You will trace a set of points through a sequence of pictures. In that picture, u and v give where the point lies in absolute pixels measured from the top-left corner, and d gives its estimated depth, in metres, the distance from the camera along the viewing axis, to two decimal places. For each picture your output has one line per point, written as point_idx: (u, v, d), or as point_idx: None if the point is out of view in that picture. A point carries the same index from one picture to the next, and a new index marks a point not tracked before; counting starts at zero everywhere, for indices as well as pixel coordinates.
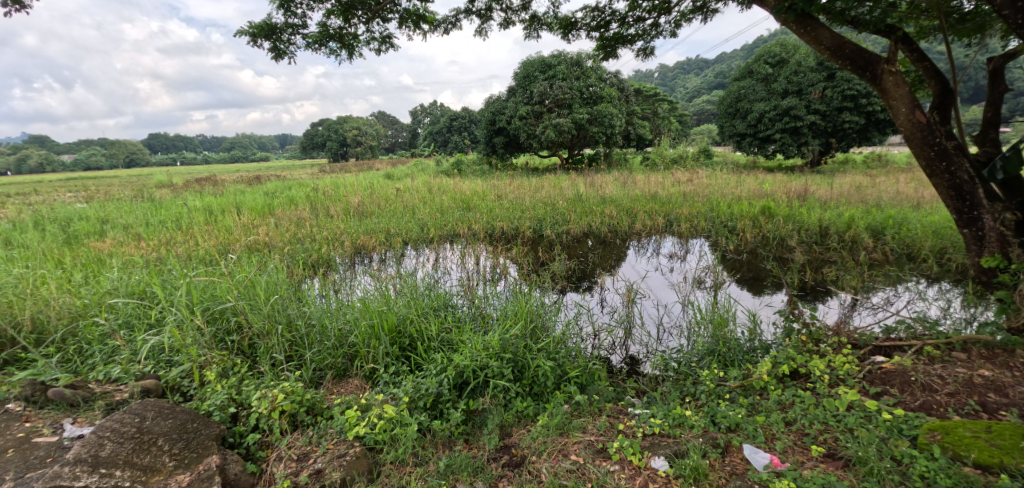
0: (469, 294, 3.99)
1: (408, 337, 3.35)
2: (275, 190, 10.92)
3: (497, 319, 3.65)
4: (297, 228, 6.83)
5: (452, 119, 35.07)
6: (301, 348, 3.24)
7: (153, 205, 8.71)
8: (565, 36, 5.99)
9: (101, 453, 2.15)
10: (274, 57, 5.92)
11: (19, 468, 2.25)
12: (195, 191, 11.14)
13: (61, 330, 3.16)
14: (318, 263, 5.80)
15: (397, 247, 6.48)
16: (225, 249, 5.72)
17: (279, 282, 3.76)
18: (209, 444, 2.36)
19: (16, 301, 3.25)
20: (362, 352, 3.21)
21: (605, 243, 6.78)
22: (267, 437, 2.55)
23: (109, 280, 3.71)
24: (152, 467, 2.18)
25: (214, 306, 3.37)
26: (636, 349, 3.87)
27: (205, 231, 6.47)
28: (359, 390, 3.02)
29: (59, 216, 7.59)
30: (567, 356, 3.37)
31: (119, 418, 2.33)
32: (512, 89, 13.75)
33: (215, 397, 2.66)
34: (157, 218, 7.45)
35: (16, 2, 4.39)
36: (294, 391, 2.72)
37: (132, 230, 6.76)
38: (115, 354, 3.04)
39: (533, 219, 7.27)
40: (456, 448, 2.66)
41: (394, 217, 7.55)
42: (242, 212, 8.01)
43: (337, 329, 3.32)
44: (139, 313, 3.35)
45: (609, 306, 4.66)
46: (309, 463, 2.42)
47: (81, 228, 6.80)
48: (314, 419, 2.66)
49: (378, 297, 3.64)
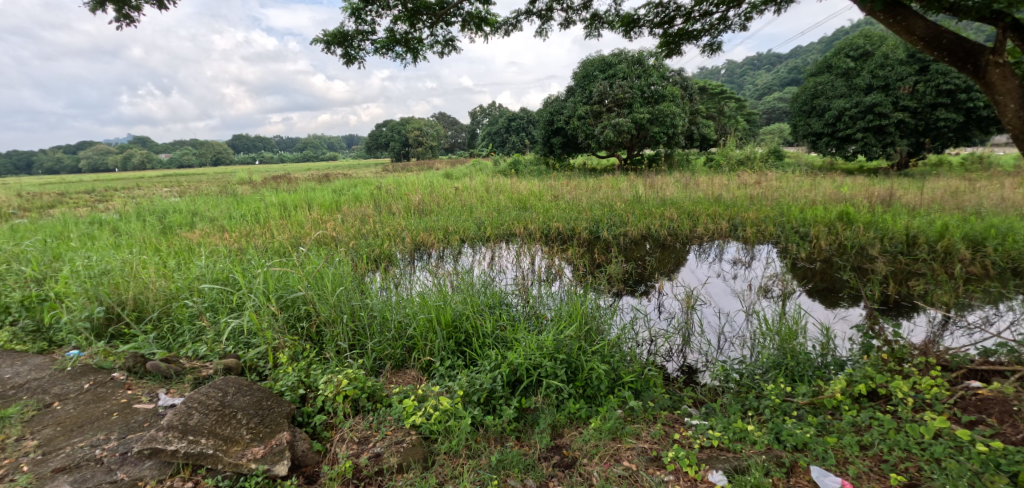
0: (525, 295, 4.04)
1: (464, 333, 3.43)
2: (342, 187, 11.55)
3: (551, 320, 3.66)
4: (362, 224, 7.16)
5: (511, 120, 35.50)
6: (363, 338, 3.39)
7: (236, 200, 9.48)
8: (626, 34, 5.88)
9: (189, 422, 2.31)
10: (345, 62, 6.24)
11: (122, 429, 2.44)
12: (271, 188, 11.97)
13: (157, 310, 3.52)
14: (381, 257, 6.05)
15: (455, 245, 6.63)
16: (297, 242, 6.11)
17: (344, 274, 3.96)
18: (281, 421, 2.47)
19: (122, 283, 3.66)
20: (420, 345, 3.32)
21: (664, 246, 6.60)
22: (332, 419, 2.68)
23: (198, 268, 4.07)
24: (231, 438, 2.30)
25: (286, 294, 3.61)
26: (694, 358, 3.74)
27: (280, 225, 6.93)
28: (415, 381, 3.11)
29: (156, 209, 8.41)
30: (621, 360, 3.32)
31: (205, 392, 2.51)
32: (571, 89, 13.68)
33: (287, 378, 2.84)
34: (239, 212, 8.06)
35: (124, 16, 4.90)
36: (357, 377, 2.85)
37: (218, 222, 7.38)
38: (200, 334, 3.33)
39: (589, 220, 7.19)
40: (507, 444, 2.67)
41: (452, 215, 7.73)
42: (312, 207, 8.53)
43: (396, 320, 3.46)
44: (222, 297, 3.65)
45: (666, 311, 4.53)
46: (368, 447, 2.51)
47: (175, 220, 7.50)
48: (374, 405, 2.77)
49: (436, 292, 3.76)
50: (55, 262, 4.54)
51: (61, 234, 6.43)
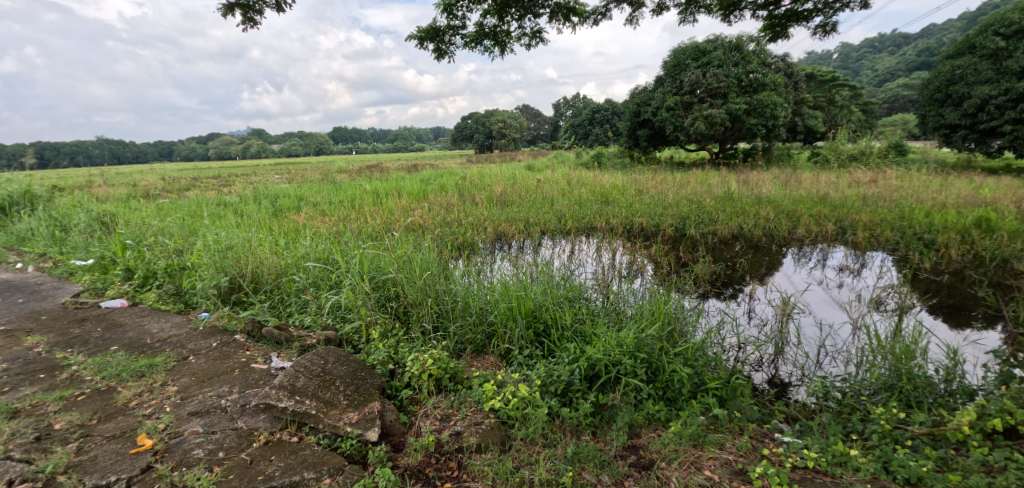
0: (605, 290, 3.98)
1: (543, 323, 3.46)
2: (429, 177, 12.06)
3: (631, 318, 3.56)
4: (447, 213, 7.43)
5: (595, 111, 34.88)
6: (447, 321, 3.54)
7: (336, 187, 10.27)
8: (725, 18, 5.51)
9: (296, 383, 2.49)
10: (437, 58, 6.49)
11: (242, 384, 2.73)
12: (366, 177, 12.81)
13: (270, 283, 3.93)
14: (464, 245, 6.25)
15: (535, 237, 6.66)
16: (388, 227, 6.49)
17: (430, 260, 4.14)
18: (373, 392, 2.62)
19: (242, 258, 4.13)
20: (500, 332, 3.39)
21: (758, 247, 6.16)
22: (417, 394, 2.82)
23: (304, 247, 4.47)
24: (331, 402, 2.45)
25: (378, 275, 3.85)
26: (787, 370, 3.47)
27: (373, 211, 7.40)
28: (494, 366, 3.20)
29: (270, 193, 9.35)
30: (705, 365, 3.15)
31: (309, 358, 2.70)
32: (661, 79, 13.12)
33: (378, 353, 3.05)
34: (338, 198, 8.73)
35: (248, 20, 5.46)
36: (441, 358, 2.97)
37: (320, 206, 8.05)
38: (305, 307, 3.69)
39: (675, 217, 6.88)
40: (583, 437, 2.65)
41: (533, 207, 7.79)
42: (402, 195, 9.01)
43: (477, 307, 3.57)
44: (324, 275, 3.99)
45: (757, 317, 4.23)
46: (449, 425, 2.60)
47: (285, 203, 8.29)
48: (456, 385, 2.88)
49: (516, 282, 3.82)
50: (189, 236, 5.23)
51: (195, 213, 7.37)
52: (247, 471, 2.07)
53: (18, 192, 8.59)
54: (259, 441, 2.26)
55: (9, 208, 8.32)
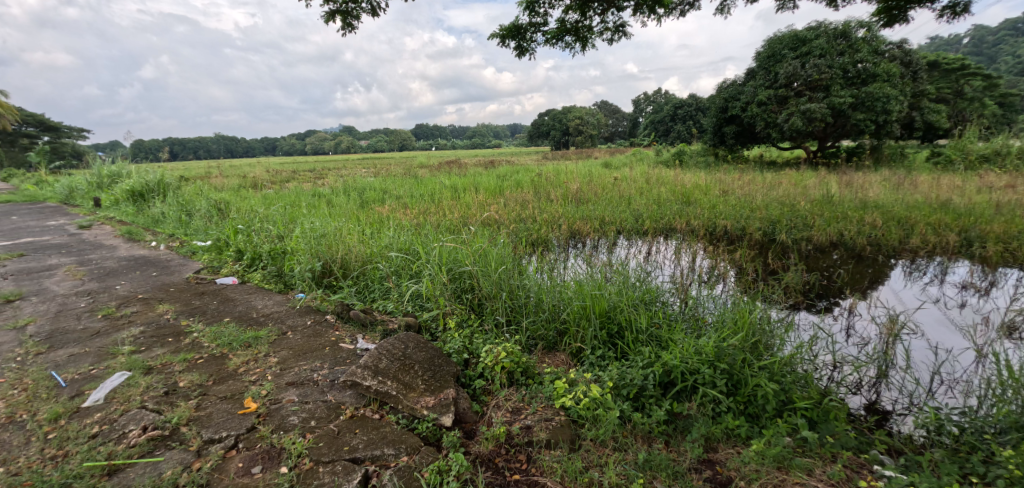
0: (684, 296, 3.81)
1: (617, 325, 3.38)
2: (506, 173, 12.23)
3: (712, 326, 3.38)
4: (522, 209, 7.50)
5: (678, 107, 33.43)
6: (520, 315, 3.58)
7: (417, 181, 10.73)
8: (830, 3, 5.04)
9: (379, 365, 2.64)
10: (517, 55, 6.54)
11: (332, 360, 2.95)
12: (445, 172, 13.26)
13: (357, 270, 4.20)
14: (538, 242, 6.28)
15: (610, 236, 6.53)
16: (465, 221, 6.68)
17: (505, 255, 4.19)
18: (449, 378, 2.69)
19: (334, 245, 4.45)
20: (572, 331, 3.37)
21: (860, 256, 5.59)
22: (490, 385, 2.87)
23: (388, 237, 4.72)
24: (410, 385, 2.56)
25: (455, 267, 3.97)
26: (891, 397, 3.11)
27: (452, 205, 7.65)
28: (565, 364, 3.18)
29: (358, 186, 9.99)
30: (794, 383, 2.91)
31: (391, 342, 2.84)
32: (753, 72, 12.28)
33: (454, 342, 3.15)
34: (419, 191, 9.12)
35: (345, 24, 5.84)
36: (514, 352, 3.00)
37: (403, 199, 8.47)
38: (387, 293, 3.91)
39: (764, 220, 6.42)
40: (655, 445, 2.55)
41: (609, 205, 7.64)
42: (479, 190, 9.23)
43: (551, 304, 3.58)
44: (405, 264, 4.18)
45: (857, 335, 3.84)
46: (520, 418, 2.62)
47: (371, 196, 8.81)
48: (527, 380, 2.90)
49: (590, 281, 3.77)
50: (289, 223, 5.73)
51: (293, 203, 8.07)
52: (335, 441, 2.21)
53: (153, 181, 9.88)
54: (346, 415, 2.42)
55: (146, 195, 9.60)
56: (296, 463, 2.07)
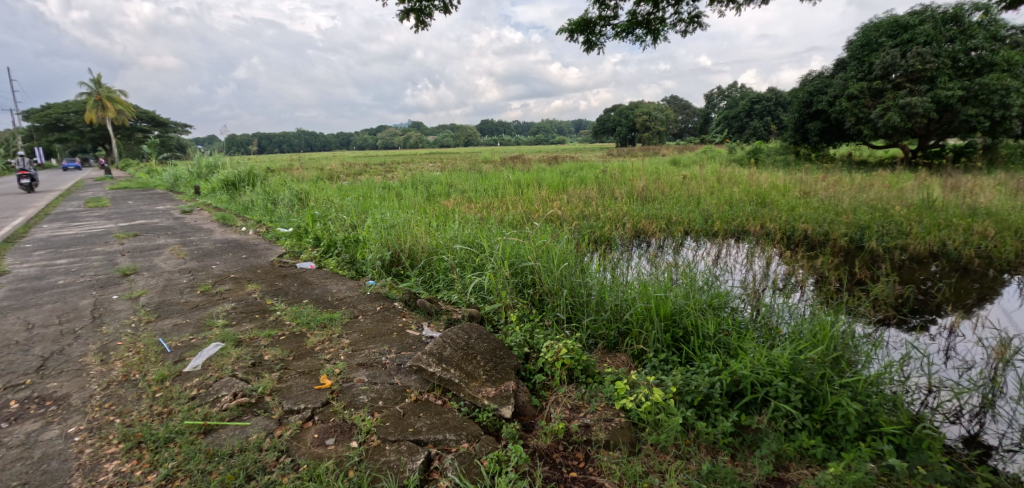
0: (756, 303, 3.60)
1: (682, 329, 3.25)
2: (570, 170, 12.12)
3: (787, 337, 3.16)
4: (585, 206, 7.42)
5: (755, 102, 31.53)
6: (581, 313, 3.55)
7: (481, 176, 10.90)
8: None
9: (444, 353, 2.72)
10: (585, 50, 6.46)
11: (399, 345, 3.09)
12: (508, 167, 13.38)
13: (423, 260, 4.36)
14: (601, 240, 6.18)
15: (677, 237, 6.29)
16: (528, 217, 6.71)
17: (568, 252, 4.16)
18: (509, 371, 2.73)
19: (403, 236, 4.64)
20: (634, 332, 3.28)
21: (965, 269, 5.01)
22: (549, 381, 2.87)
23: (453, 230, 4.84)
24: (472, 374, 2.62)
25: (518, 262, 4.00)
26: (998, 431, 2.76)
27: (514, 201, 7.71)
28: (625, 366, 3.11)
29: (425, 180, 10.32)
30: (880, 405, 2.65)
31: (456, 331, 2.93)
32: (844, 63, 11.35)
33: (515, 336, 3.18)
34: (483, 186, 9.26)
35: (418, 22, 6.03)
36: (574, 349, 2.97)
37: (467, 193, 8.65)
38: (451, 284, 4.03)
39: (851, 225, 5.93)
40: (719, 457, 2.42)
41: (677, 205, 7.36)
42: (542, 186, 9.23)
43: (613, 303, 3.51)
44: (469, 257, 4.27)
45: (959, 359, 3.45)
46: (578, 416, 2.59)
47: (437, 189, 9.07)
48: (587, 378, 2.87)
49: (655, 282, 3.66)
50: (361, 213, 6.03)
51: (365, 194, 8.49)
52: (400, 422, 2.31)
53: (244, 171, 10.76)
54: (410, 398, 2.52)
55: (238, 184, 10.48)
56: (365, 438, 2.18)
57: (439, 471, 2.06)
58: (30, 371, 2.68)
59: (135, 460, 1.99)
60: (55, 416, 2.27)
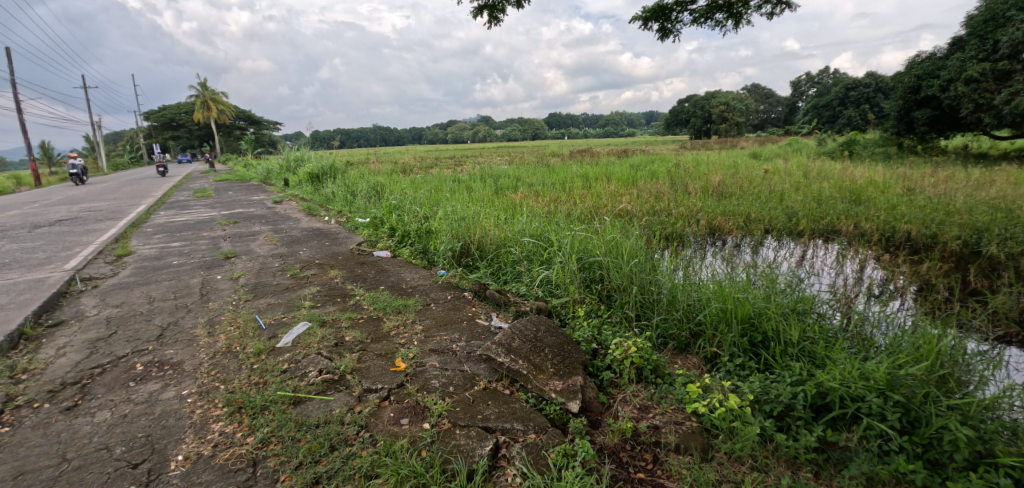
0: (848, 311, 3.30)
1: (761, 333, 3.05)
2: (640, 163, 11.77)
3: (884, 349, 2.87)
4: (656, 201, 7.18)
5: (850, 89, 28.82)
6: (650, 312, 3.45)
7: (549, 169, 10.86)
8: None
9: (512, 344, 2.76)
10: (660, 37, 6.22)
11: (469, 334, 3.17)
12: (576, 161, 13.23)
13: (492, 252, 4.44)
14: (672, 236, 5.96)
15: (757, 235, 5.93)
16: (596, 211, 6.60)
17: (638, 248, 4.05)
18: (577, 366, 2.71)
19: (472, 228, 4.74)
20: (708, 334, 3.13)
21: None
22: (617, 379, 2.82)
23: (521, 223, 4.88)
24: (540, 367, 2.63)
25: (586, 257, 3.96)
26: None
27: (582, 194, 7.63)
28: (697, 368, 2.98)
29: (494, 173, 10.47)
30: (999, 433, 2.32)
31: (524, 323, 2.96)
32: (961, 42, 10.06)
33: (583, 331, 3.16)
34: (550, 180, 9.24)
35: (491, 18, 6.09)
36: (644, 348, 2.90)
37: (534, 187, 8.66)
38: (519, 277, 4.07)
39: (965, 226, 5.27)
40: (800, 473, 2.24)
41: (757, 201, 6.93)
42: (611, 180, 9.04)
43: (685, 303, 3.38)
44: (536, 250, 4.29)
45: None
46: (647, 416, 2.53)
47: (505, 183, 9.17)
48: (657, 379, 2.79)
49: (733, 283, 3.47)
50: (433, 205, 6.25)
51: (437, 187, 8.78)
52: (470, 408, 2.38)
53: (327, 165, 11.49)
54: (479, 386, 2.59)
55: (321, 176, 11.21)
56: (437, 421, 2.27)
57: (506, 458, 2.10)
58: (152, 338, 3.05)
59: (237, 422, 2.21)
60: (172, 379, 2.57)
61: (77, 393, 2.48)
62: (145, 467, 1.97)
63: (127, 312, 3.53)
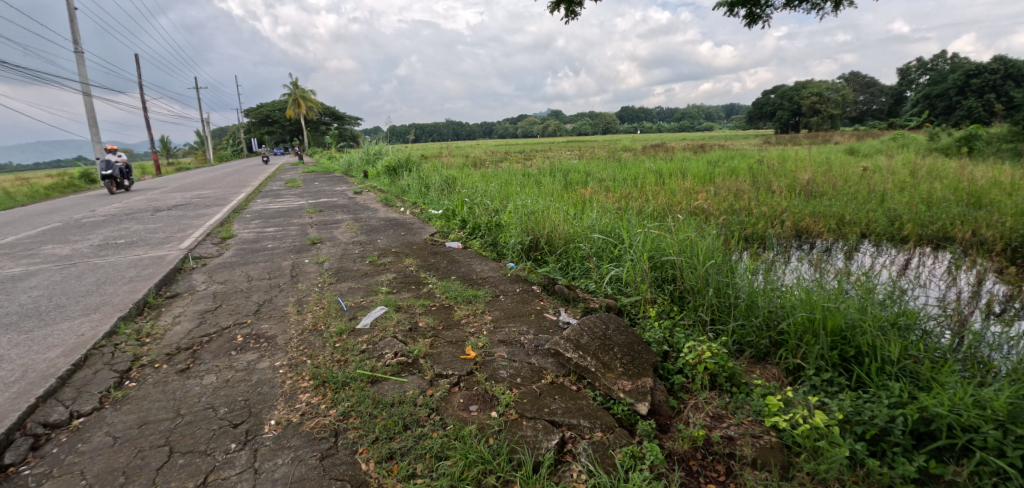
0: (960, 330, 2.93)
1: (854, 347, 2.78)
2: (719, 159, 11.17)
3: (1005, 376, 2.51)
4: (735, 199, 6.79)
5: (972, 76, 25.46)
6: (726, 316, 3.28)
7: (620, 164, 10.60)
8: None
9: (581, 340, 2.74)
10: (747, 24, 5.83)
11: (537, 327, 3.19)
12: (649, 156, 12.81)
13: (561, 247, 4.42)
14: (753, 237, 5.62)
15: (851, 240, 5.42)
16: (670, 208, 6.36)
17: (715, 248, 3.86)
18: (647, 367, 2.64)
19: (542, 222, 4.75)
20: (791, 344, 2.92)
21: None
22: (690, 384, 2.71)
23: (591, 218, 4.81)
24: (608, 365, 2.59)
25: (658, 255, 3.83)
26: None
27: (655, 191, 7.37)
28: (777, 380, 2.79)
29: (564, 168, 10.40)
30: None
31: (594, 320, 2.92)
32: None
33: (654, 332, 3.07)
34: (622, 175, 9.02)
35: (568, 11, 6.03)
36: (720, 354, 2.76)
37: (605, 182, 8.50)
38: (588, 273, 4.03)
39: None
40: None
41: (853, 202, 6.33)
42: (686, 177, 8.66)
43: (767, 309, 3.17)
44: (606, 246, 4.21)
45: None
46: (721, 426, 2.40)
47: (575, 177, 9.08)
48: (732, 388, 2.65)
49: (822, 291, 3.20)
50: (503, 198, 6.33)
51: (507, 181, 8.88)
52: (537, 401, 2.40)
53: (403, 158, 11.99)
54: (547, 380, 2.60)
55: (398, 169, 11.72)
56: (504, 411, 2.31)
57: (572, 454, 2.09)
58: (250, 313, 3.37)
59: (321, 396, 2.39)
60: (267, 351, 2.82)
61: (188, 358, 2.79)
62: (243, 427, 2.18)
63: (230, 288, 3.92)
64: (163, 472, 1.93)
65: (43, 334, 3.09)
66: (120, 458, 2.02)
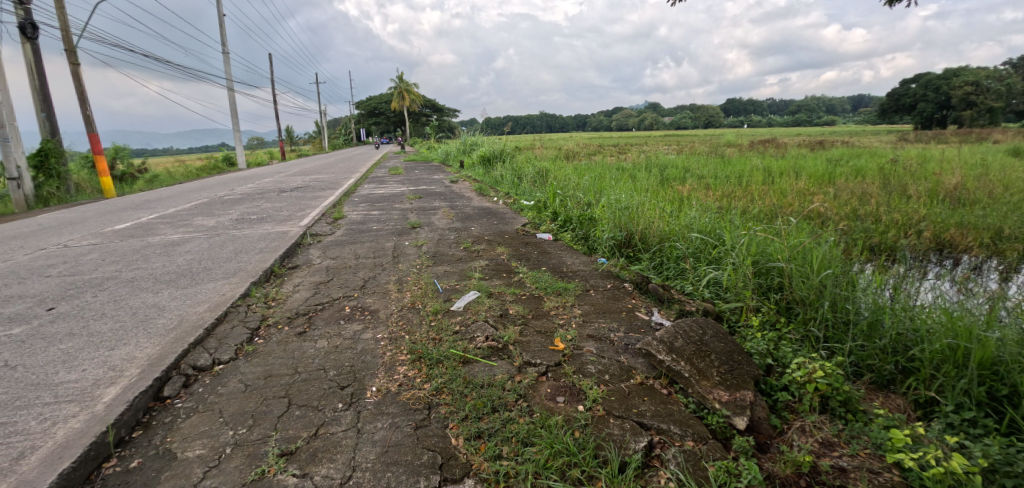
0: None
1: (1009, 386, 2.35)
2: (842, 157, 10.01)
3: None
4: (860, 204, 6.05)
5: None
6: (843, 334, 2.95)
7: (724, 161, 9.94)
8: None
9: (675, 343, 2.63)
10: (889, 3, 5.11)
11: (627, 325, 3.12)
12: (758, 152, 11.85)
13: (655, 245, 4.26)
14: (880, 247, 4.99)
15: (1011, 257, 4.60)
16: (780, 210, 5.84)
17: (834, 257, 3.48)
18: (747, 380, 2.46)
19: (636, 218, 4.61)
20: (924, 372, 2.55)
21: None
22: (795, 404, 2.49)
23: (689, 216, 4.57)
24: (704, 373, 2.45)
25: (765, 261, 3.55)
26: None
27: (763, 191, 6.80)
28: (903, 412, 2.45)
29: (662, 163, 9.97)
30: None
31: (690, 324, 2.78)
32: None
33: (756, 344, 2.86)
34: (725, 172, 8.44)
35: None
36: (834, 374, 2.49)
37: (705, 179, 8.02)
38: (683, 273, 3.85)
39: None
40: None
41: (1015, 212, 5.36)
42: (800, 176, 7.87)
43: (895, 331, 2.80)
44: (705, 248, 3.99)
45: None
46: (831, 454, 2.17)
47: (672, 173, 8.67)
48: (847, 414, 2.38)
49: (971, 316, 2.74)
50: (596, 191, 6.23)
51: (601, 174, 8.72)
52: (625, 400, 2.35)
53: (498, 149, 12.27)
54: (636, 380, 2.53)
55: (493, 159, 12.01)
56: (591, 406, 2.29)
57: (660, 459, 2.02)
58: (357, 288, 3.67)
59: (417, 370, 2.54)
60: (370, 323, 3.06)
61: (305, 322, 3.12)
62: (349, 390, 2.39)
63: (340, 264, 4.30)
64: (283, 420, 2.18)
65: (194, 291, 3.63)
66: (250, 403, 2.31)
